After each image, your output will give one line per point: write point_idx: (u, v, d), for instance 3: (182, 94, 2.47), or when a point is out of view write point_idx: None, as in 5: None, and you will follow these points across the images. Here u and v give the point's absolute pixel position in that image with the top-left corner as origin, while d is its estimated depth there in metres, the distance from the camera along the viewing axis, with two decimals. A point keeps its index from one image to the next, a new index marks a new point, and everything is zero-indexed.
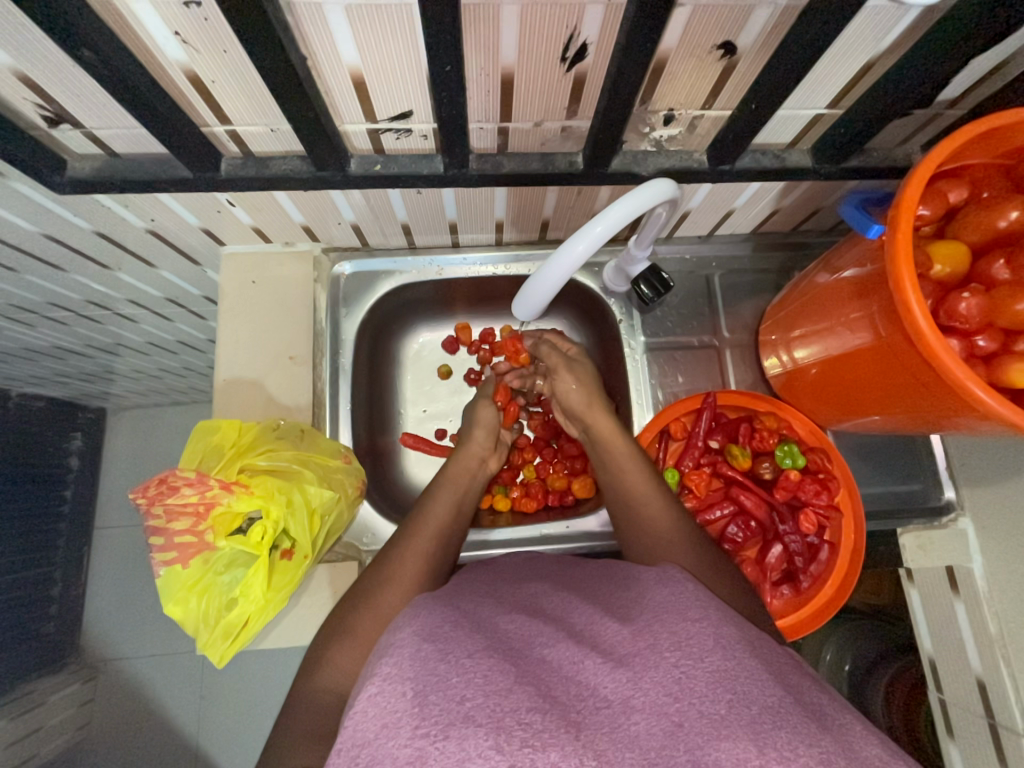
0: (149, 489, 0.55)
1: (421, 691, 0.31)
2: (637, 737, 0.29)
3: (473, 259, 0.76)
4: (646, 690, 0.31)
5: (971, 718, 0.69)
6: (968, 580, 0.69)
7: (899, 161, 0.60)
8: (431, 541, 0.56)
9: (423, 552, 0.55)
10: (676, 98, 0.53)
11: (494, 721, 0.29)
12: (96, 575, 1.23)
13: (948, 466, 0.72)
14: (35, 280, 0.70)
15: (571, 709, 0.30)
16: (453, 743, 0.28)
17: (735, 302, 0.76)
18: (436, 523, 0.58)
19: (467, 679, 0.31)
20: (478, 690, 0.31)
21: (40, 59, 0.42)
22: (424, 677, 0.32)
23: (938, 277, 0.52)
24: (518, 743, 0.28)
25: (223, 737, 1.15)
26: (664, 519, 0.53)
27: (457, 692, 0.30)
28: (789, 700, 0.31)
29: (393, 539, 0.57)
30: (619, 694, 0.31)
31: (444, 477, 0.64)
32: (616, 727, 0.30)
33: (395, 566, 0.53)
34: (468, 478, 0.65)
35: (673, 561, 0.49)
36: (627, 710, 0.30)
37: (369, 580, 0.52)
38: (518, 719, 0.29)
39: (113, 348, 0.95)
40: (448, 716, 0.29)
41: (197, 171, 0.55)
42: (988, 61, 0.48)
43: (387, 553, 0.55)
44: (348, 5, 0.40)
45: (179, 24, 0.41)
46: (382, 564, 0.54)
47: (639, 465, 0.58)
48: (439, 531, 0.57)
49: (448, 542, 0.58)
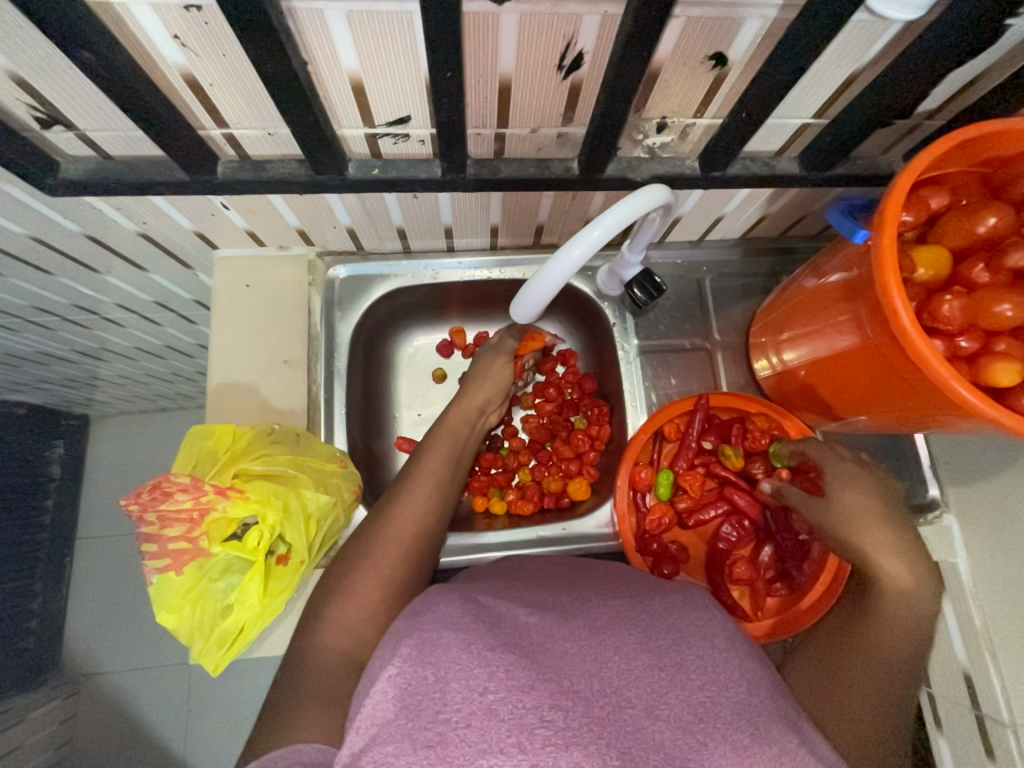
0: (142, 495, 0.54)
1: (443, 678, 0.31)
2: (661, 743, 0.30)
3: (467, 263, 0.77)
4: (671, 703, 0.32)
5: (958, 711, 0.71)
6: (953, 575, 0.71)
7: (881, 169, 0.62)
8: (429, 499, 0.58)
9: (423, 515, 0.56)
10: (669, 106, 0.54)
11: (516, 718, 0.30)
12: (77, 587, 1.20)
13: (933, 464, 0.75)
14: (20, 283, 0.68)
15: (595, 705, 0.31)
16: (476, 731, 0.29)
17: (726, 305, 0.78)
18: (435, 477, 0.59)
19: (488, 670, 0.31)
20: (500, 684, 0.31)
21: (34, 60, 0.42)
22: (445, 664, 0.32)
23: (921, 280, 0.54)
24: (540, 742, 0.29)
25: (211, 751, 1.12)
26: (866, 690, 0.42)
27: (479, 683, 0.31)
28: (804, 748, 0.32)
29: (390, 498, 0.58)
30: (643, 699, 0.32)
31: (443, 426, 0.65)
32: (640, 729, 0.30)
33: (399, 528, 0.54)
34: (467, 431, 0.67)
35: (828, 730, 0.40)
36: (651, 715, 0.31)
37: (371, 538, 0.53)
38: (539, 716, 0.30)
39: (98, 353, 0.94)
40: (470, 705, 0.30)
41: (193, 174, 0.54)
42: (965, 74, 0.50)
43: (384, 515, 0.55)
44: (349, 11, 0.41)
45: (178, 26, 0.41)
46: (387, 515, 0.55)
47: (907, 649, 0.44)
48: (438, 488, 0.59)
49: (447, 498, 0.60)
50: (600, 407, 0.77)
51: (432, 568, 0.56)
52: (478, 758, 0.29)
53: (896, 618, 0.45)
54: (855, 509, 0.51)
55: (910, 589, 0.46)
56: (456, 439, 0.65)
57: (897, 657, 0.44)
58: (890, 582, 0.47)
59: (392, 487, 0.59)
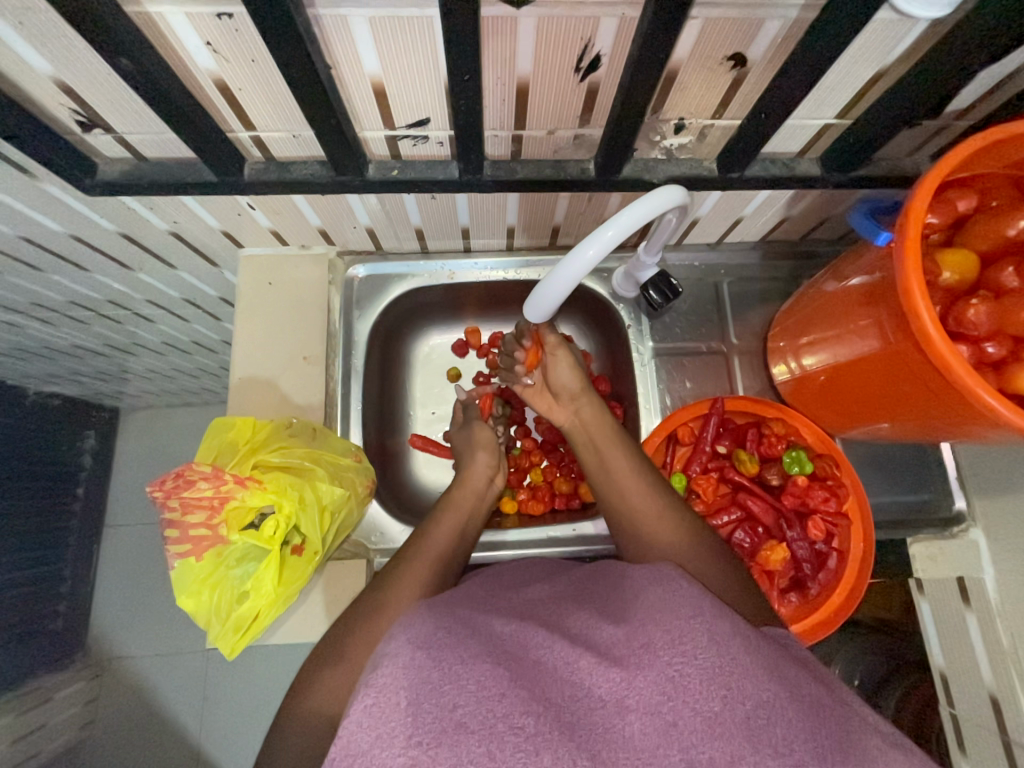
0: (166, 482, 0.55)
1: (414, 701, 0.31)
2: (631, 738, 0.30)
3: (484, 263, 0.78)
4: (640, 688, 0.31)
5: (985, 734, 0.68)
6: (979, 592, 0.69)
7: (907, 170, 0.61)
8: (433, 562, 0.57)
9: (430, 563, 0.56)
10: (687, 107, 0.54)
11: (486, 727, 0.30)
12: (105, 573, 1.24)
13: (960, 476, 0.72)
14: (58, 279, 0.72)
15: (564, 710, 0.31)
16: (446, 749, 0.29)
17: (744, 309, 0.77)
18: (438, 547, 0.58)
19: (459, 685, 0.32)
20: (470, 697, 0.31)
21: (77, 65, 0.44)
22: (418, 686, 0.32)
23: (947, 284, 0.52)
24: (510, 749, 0.29)
25: (226, 738, 1.15)
26: (656, 504, 0.56)
27: (450, 699, 0.31)
28: (784, 696, 0.32)
29: (394, 561, 0.57)
30: (613, 694, 0.32)
31: (447, 501, 0.64)
32: (610, 727, 0.31)
33: (422, 556, 0.57)
34: (474, 499, 0.66)
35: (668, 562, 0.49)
36: (622, 710, 0.31)
37: (397, 569, 0.55)
38: (510, 723, 0.30)
39: (129, 348, 0.97)
40: (441, 724, 0.30)
41: (221, 175, 0.56)
42: (996, 72, 0.49)
43: (390, 570, 0.56)
44: (372, 17, 0.42)
45: (211, 34, 0.42)
46: (410, 555, 0.57)
47: (637, 467, 0.59)
48: (440, 554, 0.58)
49: (454, 556, 0.60)
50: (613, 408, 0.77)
51: (455, 578, 0.59)
52: None
53: (617, 456, 0.60)
54: (570, 387, 0.65)
55: (604, 425, 0.63)
56: (460, 513, 0.63)
57: (636, 471, 0.59)
58: (595, 427, 0.63)
59: (401, 551, 0.58)
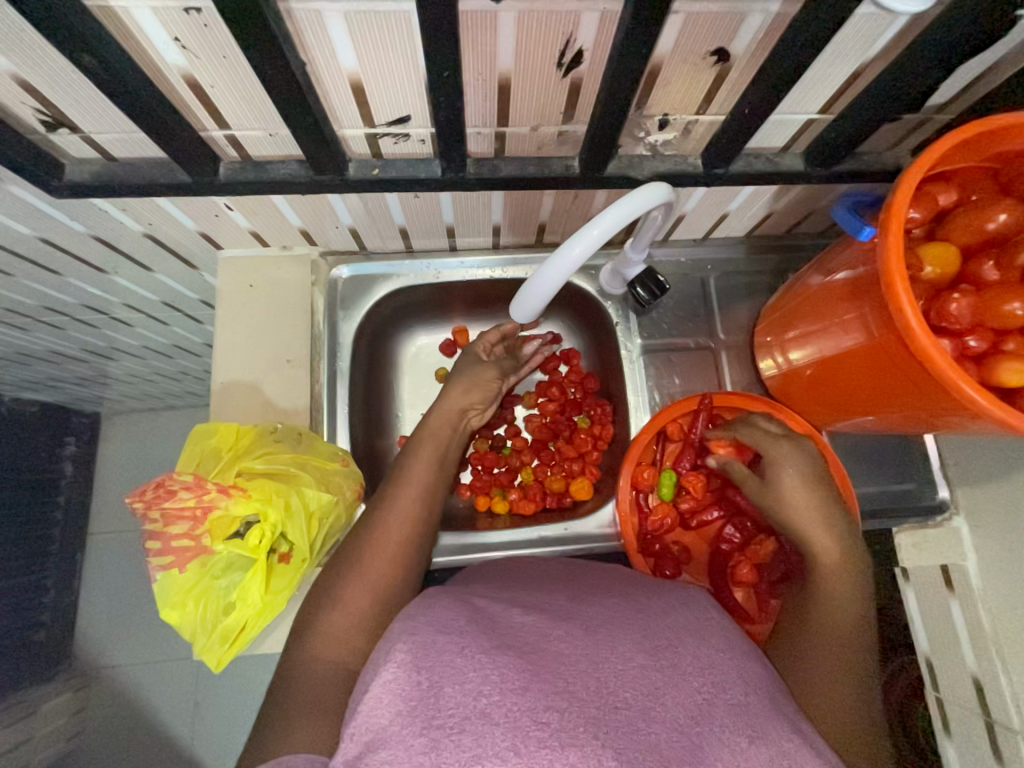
0: (146, 493, 0.54)
1: (436, 683, 0.31)
2: (656, 745, 0.30)
3: (470, 262, 0.77)
4: (667, 705, 0.32)
5: (968, 717, 0.70)
6: (962, 579, 0.70)
7: (888, 164, 0.61)
8: (415, 499, 0.57)
9: (411, 501, 0.56)
10: (670, 103, 0.53)
11: (510, 720, 0.29)
12: (89, 581, 1.22)
13: (943, 466, 0.74)
14: (29, 283, 0.69)
15: (590, 705, 0.31)
16: (469, 737, 0.29)
17: (730, 304, 0.77)
18: (421, 481, 0.59)
19: (483, 672, 0.31)
20: (494, 687, 0.31)
21: (39, 63, 0.42)
22: (439, 669, 0.32)
23: (929, 278, 0.52)
24: (535, 745, 0.28)
25: (216, 745, 1.14)
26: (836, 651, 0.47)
27: (473, 687, 0.31)
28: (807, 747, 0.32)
29: (374, 503, 0.57)
30: (638, 701, 0.32)
31: (425, 430, 0.64)
32: (636, 729, 0.30)
33: (408, 492, 0.57)
34: (450, 431, 0.66)
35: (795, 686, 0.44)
36: (646, 716, 0.31)
37: (378, 518, 0.54)
38: (534, 718, 0.29)
39: (108, 352, 0.95)
40: (463, 710, 0.30)
41: (196, 176, 0.55)
42: (976, 65, 0.49)
43: (372, 517, 0.55)
44: (347, 13, 0.41)
45: (178, 29, 0.41)
46: (392, 491, 0.57)
47: (853, 608, 0.50)
48: (423, 492, 0.58)
49: (433, 493, 0.59)
50: (602, 406, 0.78)
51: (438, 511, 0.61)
52: (473, 763, 0.28)
53: (831, 585, 0.51)
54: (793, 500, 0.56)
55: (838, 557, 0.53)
56: (439, 442, 0.63)
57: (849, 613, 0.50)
58: (822, 550, 0.53)
59: (380, 488, 0.58)
